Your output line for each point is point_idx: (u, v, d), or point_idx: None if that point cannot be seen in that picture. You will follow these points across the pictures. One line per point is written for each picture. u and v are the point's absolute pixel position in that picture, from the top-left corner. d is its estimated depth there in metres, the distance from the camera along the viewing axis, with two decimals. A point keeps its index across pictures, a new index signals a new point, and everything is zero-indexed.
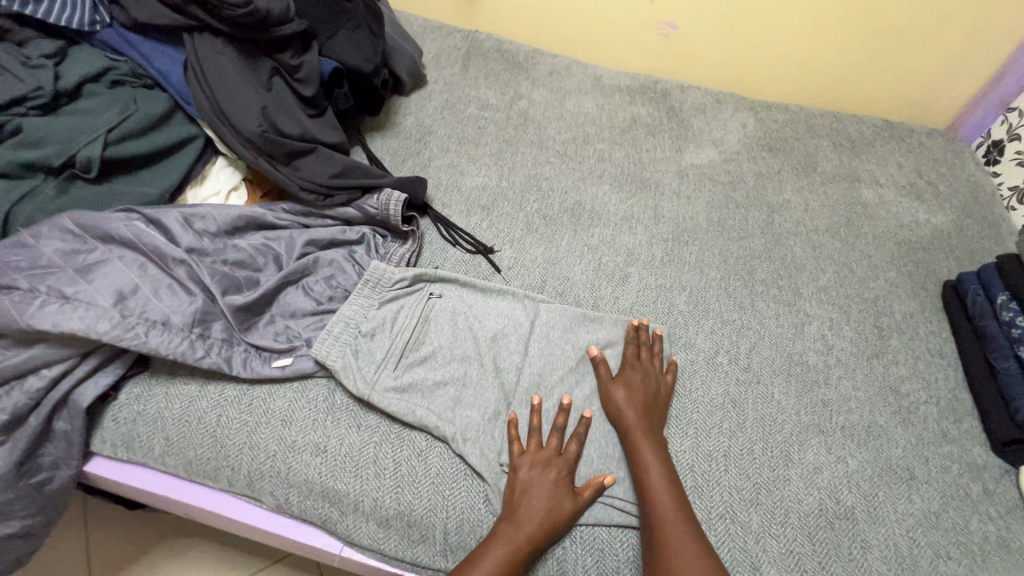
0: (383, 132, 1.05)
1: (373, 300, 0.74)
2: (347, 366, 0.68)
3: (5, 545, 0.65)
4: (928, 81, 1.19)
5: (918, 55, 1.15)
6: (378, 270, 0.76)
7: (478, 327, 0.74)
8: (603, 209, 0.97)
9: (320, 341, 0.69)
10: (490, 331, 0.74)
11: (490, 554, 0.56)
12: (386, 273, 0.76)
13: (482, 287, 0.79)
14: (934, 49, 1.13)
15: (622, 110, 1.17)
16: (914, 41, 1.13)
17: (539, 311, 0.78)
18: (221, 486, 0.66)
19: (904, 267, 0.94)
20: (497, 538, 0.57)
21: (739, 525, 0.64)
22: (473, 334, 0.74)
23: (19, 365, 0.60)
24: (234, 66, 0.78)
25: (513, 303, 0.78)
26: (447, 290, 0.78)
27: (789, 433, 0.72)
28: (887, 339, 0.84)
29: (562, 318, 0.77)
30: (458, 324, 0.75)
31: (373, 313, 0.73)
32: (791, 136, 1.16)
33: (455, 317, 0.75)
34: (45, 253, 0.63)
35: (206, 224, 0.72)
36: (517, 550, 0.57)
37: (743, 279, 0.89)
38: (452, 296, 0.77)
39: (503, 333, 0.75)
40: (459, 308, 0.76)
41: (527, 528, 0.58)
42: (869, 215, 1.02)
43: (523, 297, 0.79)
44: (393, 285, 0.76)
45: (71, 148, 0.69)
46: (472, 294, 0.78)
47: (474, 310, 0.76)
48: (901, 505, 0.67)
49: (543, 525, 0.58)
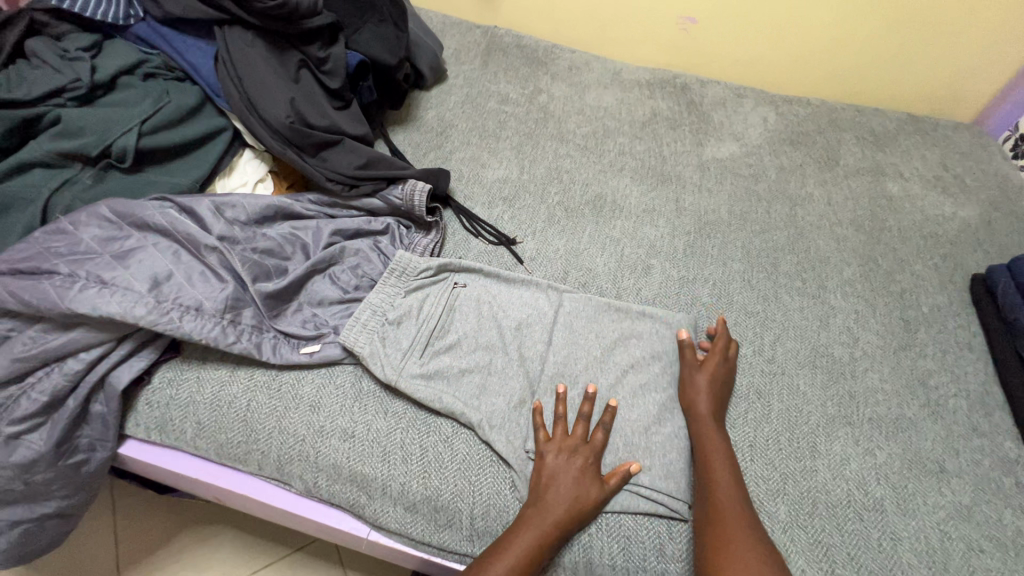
0: (405, 125, 1.06)
1: (399, 288, 0.75)
2: (374, 353, 0.69)
3: (43, 524, 0.67)
4: (955, 74, 1.17)
5: (945, 48, 1.13)
6: (404, 259, 0.77)
7: (503, 316, 0.75)
8: (625, 201, 0.97)
9: (347, 328, 0.70)
10: (515, 319, 0.75)
11: (519, 538, 0.57)
12: (412, 263, 0.76)
13: (506, 278, 0.80)
14: (962, 42, 1.11)
15: (642, 104, 1.17)
16: (941, 34, 1.11)
17: (564, 301, 0.78)
18: (251, 469, 0.67)
19: (931, 260, 0.93)
20: (525, 522, 0.58)
21: (766, 515, 0.64)
22: (498, 323, 0.74)
23: (59, 348, 0.62)
24: (264, 59, 0.80)
25: (537, 294, 0.79)
26: (472, 280, 0.79)
27: (815, 425, 0.71)
28: (915, 332, 0.83)
29: (587, 308, 0.77)
30: (483, 313, 0.75)
31: (399, 302, 0.74)
32: (814, 130, 1.15)
33: (480, 307, 0.76)
34: (83, 239, 0.64)
35: (236, 213, 0.74)
36: (545, 534, 0.57)
37: (767, 272, 0.88)
38: (476, 286, 0.78)
39: (527, 323, 0.75)
40: (484, 297, 0.77)
41: (555, 513, 0.58)
42: (894, 209, 1.01)
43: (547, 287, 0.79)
44: (419, 275, 0.76)
45: (107, 138, 0.71)
46: (496, 284, 0.79)
47: (499, 300, 0.77)
48: (931, 498, 0.66)
49: (570, 510, 0.58)
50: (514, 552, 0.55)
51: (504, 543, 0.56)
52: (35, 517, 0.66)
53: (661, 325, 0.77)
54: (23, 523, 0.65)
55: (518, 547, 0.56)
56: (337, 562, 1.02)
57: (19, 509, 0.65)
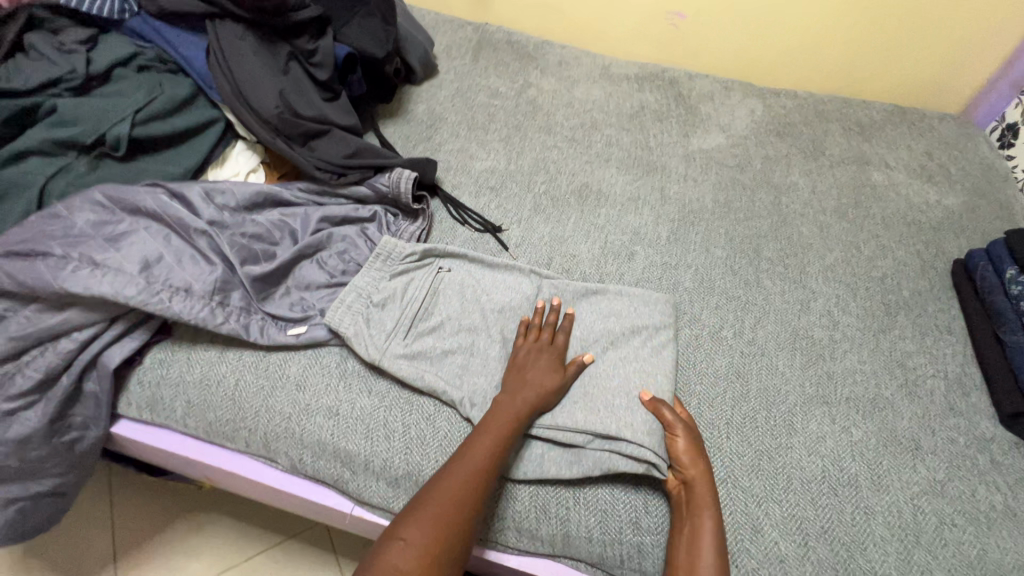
0: (396, 118, 1.08)
1: (384, 273, 0.77)
2: (358, 333, 0.71)
3: (38, 501, 0.69)
4: (939, 65, 1.19)
5: (927, 38, 1.14)
6: (390, 244, 0.79)
7: (486, 300, 0.76)
8: (610, 190, 0.99)
9: (333, 309, 0.72)
10: (498, 304, 0.76)
11: (483, 436, 0.60)
12: (397, 248, 0.79)
13: (490, 263, 0.81)
14: (944, 32, 1.13)
15: (630, 97, 1.19)
16: (923, 25, 1.12)
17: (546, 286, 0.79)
18: (239, 447, 0.69)
19: (913, 246, 0.94)
20: (488, 424, 0.61)
21: (741, 490, 0.65)
22: (482, 306, 0.76)
23: (53, 327, 0.64)
24: (254, 52, 0.82)
25: (521, 279, 0.80)
26: (456, 265, 0.81)
27: (792, 404, 0.73)
28: (894, 315, 0.84)
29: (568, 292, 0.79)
30: (467, 298, 0.77)
31: (384, 285, 0.76)
32: (800, 122, 1.16)
33: (464, 291, 0.77)
34: (77, 223, 0.66)
35: (226, 199, 0.76)
36: (506, 430, 0.61)
37: (749, 258, 0.90)
38: (460, 271, 0.80)
39: (510, 306, 0.76)
40: (468, 282, 0.78)
41: (514, 409, 0.63)
42: (878, 197, 1.02)
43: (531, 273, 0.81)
44: (404, 260, 0.78)
45: (101, 127, 0.73)
46: (481, 270, 0.80)
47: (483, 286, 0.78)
48: (906, 473, 0.67)
49: (528, 407, 0.64)
50: (482, 449, 0.59)
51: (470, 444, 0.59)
52: (30, 494, 0.68)
53: (642, 304, 0.78)
54: (19, 500, 0.67)
55: (485, 446, 0.59)
56: (328, 548, 1.04)
57: (14, 486, 0.67)
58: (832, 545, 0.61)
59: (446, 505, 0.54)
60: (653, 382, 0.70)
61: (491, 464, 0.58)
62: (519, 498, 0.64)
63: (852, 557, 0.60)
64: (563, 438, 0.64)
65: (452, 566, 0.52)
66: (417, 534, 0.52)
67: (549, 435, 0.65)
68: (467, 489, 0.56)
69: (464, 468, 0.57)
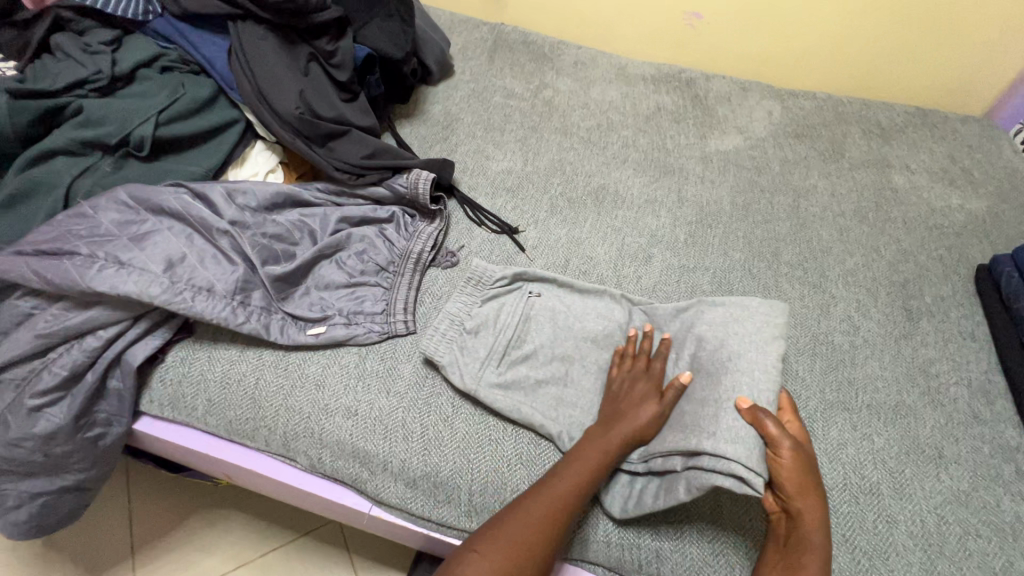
0: (412, 119, 1.08)
1: (476, 297, 0.76)
2: (453, 361, 0.70)
3: (62, 496, 0.70)
4: (961, 66, 1.16)
5: (951, 39, 1.12)
6: (481, 268, 0.77)
7: (578, 328, 0.75)
8: (627, 192, 0.98)
9: (428, 337, 0.71)
10: (591, 330, 0.75)
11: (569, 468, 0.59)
12: (488, 271, 0.77)
13: (580, 287, 0.79)
14: (967, 33, 1.11)
15: (647, 98, 1.18)
16: (948, 25, 1.10)
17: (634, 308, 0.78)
18: (259, 446, 0.70)
19: (935, 251, 0.92)
20: (580, 457, 0.60)
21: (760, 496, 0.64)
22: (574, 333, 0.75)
23: (79, 325, 0.65)
24: (274, 52, 0.83)
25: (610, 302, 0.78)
26: (546, 289, 0.79)
27: (813, 410, 0.72)
28: (917, 321, 0.83)
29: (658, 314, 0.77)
30: (559, 323, 0.76)
31: (476, 311, 0.75)
32: (819, 124, 1.15)
33: (556, 317, 0.76)
34: (102, 222, 0.67)
35: (248, 200, 0.76)
36: (600, 467, 0.60)
37: (768, 262, 0.89)
38: (550, 296, 0.78)
39: (603, 335, 0.75)
40: (562, 308, 0.77)
41: (607, 443, 0.61)
42: (899, 200, 1.01)
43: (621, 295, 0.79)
44: (495, 283, 0.77)
45: (126, 127, 0.74)
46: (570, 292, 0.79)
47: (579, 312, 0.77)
48: (929, 482, 0.66)
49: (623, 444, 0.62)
50: (567, 481, 0.58)
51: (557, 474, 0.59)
52: (54, 489, 0.69)
53: (745, 312, 0.72)
54: (43, 494, 0.69)
55: (572, 478, 0.58)
56: (341, 545, 1.05)
57: (39, 480, 0.68)
58: (854, 554, 0.60)
59: (527, 532, 0.55)
60: (756, 389, 0.63)
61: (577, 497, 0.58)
62: None
63: (874, 567, 0.60)
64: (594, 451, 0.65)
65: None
66: (489, 551, 0.53)
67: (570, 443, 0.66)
68: (552, 521, 0.56)
69: (549, 497, 0.57)
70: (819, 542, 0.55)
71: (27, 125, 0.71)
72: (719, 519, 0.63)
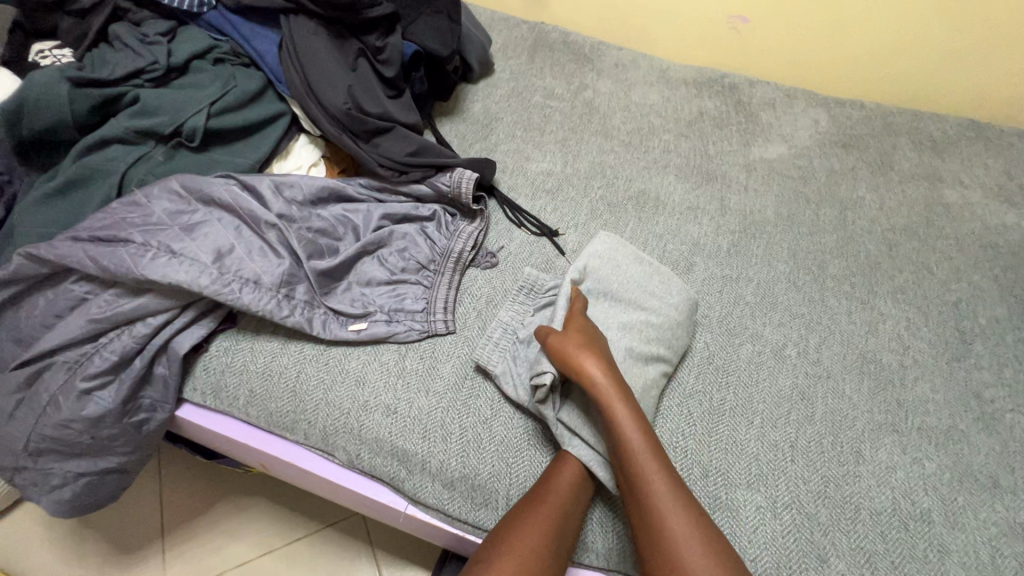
0: (453, 116, 1.08)
1: (528, 306, 0.76)
2: (507, 371, 0.69)
3: (105, 477, 0.72)
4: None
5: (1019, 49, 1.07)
6: (532, 276, 0.78)
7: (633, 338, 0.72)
8: (668, 198, 0.96)
9: (481, 345, 0.71)
10: (646, 335, 0.73)
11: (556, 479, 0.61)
12: (539, 280, 0.77)
13: (633, 296, 0.77)
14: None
15: (688, 103, 1.16)
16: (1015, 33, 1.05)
17: (669, 299, 0.77)
18: (298, 438, 0.70)
19: (990, 271, 0.89)
20: (557, 467, 0.62)
21: (806, 517, 0.63)
22: (627, 336, 0.73)
23: (130, 312, 0.66)
24: (325, 47, 0.83)
25: (647, 294, 0.77)
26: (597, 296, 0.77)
27: (861, 430, 0.70)
28: (970, 343, 0.80)
29: (687, 309, 0.77)
30: (607, 325, 0.74)
31: (529, 320, 0.74)
32: (868, 134, 1.12)
33: (603, 317, 0.74)
34: (155, 211, 0.68)
35: (294, 193, 0.77)
36: (579, 473, 0.62)
37: (813, 275, 0.87)
38: (601, 305, 0.76)
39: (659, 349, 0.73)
40: (602, 305, 0.76)
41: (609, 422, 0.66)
42: (951, 216, 0.97)
43: (652, 285, 0.78)
44: (546, 291, 0.77)
45: (179, 117, 0.75)
46: (607, 283, 0.77)
47: (622, 311, 0.76)
48: (983, 512, 0.64)
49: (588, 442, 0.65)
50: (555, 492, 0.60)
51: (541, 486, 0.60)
52: (98, 470, 0.70)
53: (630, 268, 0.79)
54: (87, 474, 0.70)
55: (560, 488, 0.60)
56: (365, 539, 1.05)
57: (84, 461, 0.69)
58: None
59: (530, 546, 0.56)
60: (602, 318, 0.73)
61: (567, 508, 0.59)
62: None
63: None
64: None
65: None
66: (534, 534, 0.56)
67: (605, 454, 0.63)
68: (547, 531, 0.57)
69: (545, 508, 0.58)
70: (640, 445, 0.59)
71: (87, 113, 0.72)
72: (764, 539, 0.61)
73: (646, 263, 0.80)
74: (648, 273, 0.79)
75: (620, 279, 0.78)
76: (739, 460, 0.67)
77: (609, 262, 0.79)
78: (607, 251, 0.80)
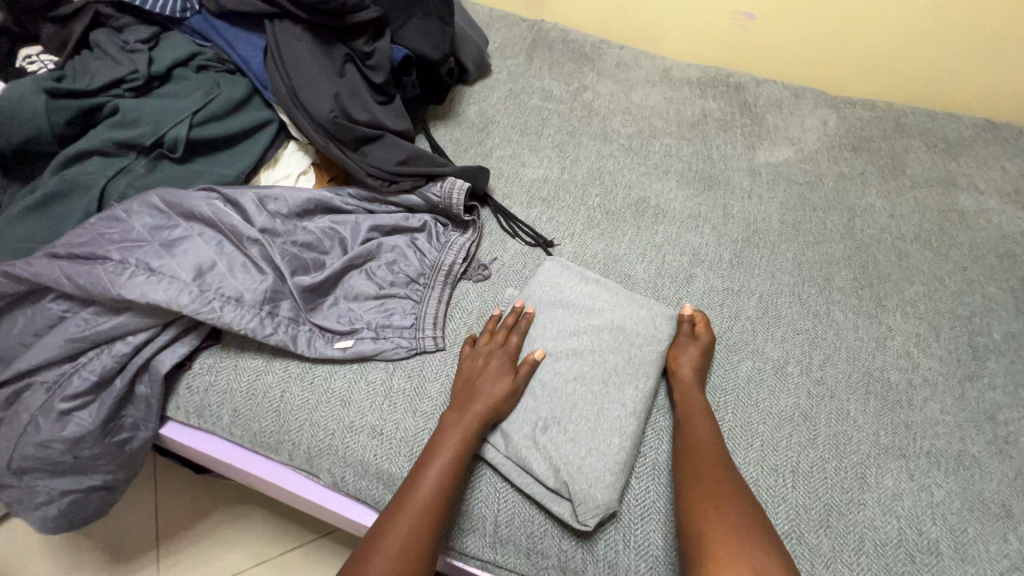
0: (447, 120, 1.05)
1: None
2: None
3: (89, 496, 0.70)
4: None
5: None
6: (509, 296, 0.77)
7: (591, 355, 0.68)
8: (669, 206, 0.93)
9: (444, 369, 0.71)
10: (603, 354, 0.68)
11: (449, 437, 0.60)
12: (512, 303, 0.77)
13: (586, 308, 0.73)
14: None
15: (691, 104, 1.12)
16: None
17: (621, 310, 0.73)
18: (282, 459, 0.69)
19: (1006, 282, 0.85)
20: (447, 429, 0.61)
21: (806, 547, 0.60)
22: (584, 360, 0.68)
23: (109, 331, 0.64)
24: (310, 53, 0.81)
25: (597, 309, 0.73)
26: (549, 316, 0.73)
27: (866, 454, 0.67)
28: (984, 360, 0.76)
29: (646, 317, 0.73)
30: (557, 353, 0.69)
31: None
32: (879, 136, 1.07)
33: (552, 345, 0.70)
34: (134, 226, 0.66)
35: (279, 205, 0.75)
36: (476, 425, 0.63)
37: (819, 287, 0.83)
38: (555, 323, 0.72)
39: (624, 363, 0.68)
40: (551, 331, 0.71)
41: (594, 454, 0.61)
42: (966, 224, 0.93)
43: (600, 298, 0.74)
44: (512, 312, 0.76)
45: (160, 129, 0.73)
46: (552, 310, 0.73)
47: (577, 325, 0.71)
48: (994, 543, 0.61)
49: (490, 403, 0.63)
50: (447, 452, 0.59)
51: (435, 447, 0.60)
52: (81, 489, 0.69)
53: (574, 282, 0.76)
54: (72, 492, 0.69)
55: (448, 451, 0.59)
56: None
57: (68, 479, 0.68)
58: None
59: (421, 512, 0.56)
60: (555, 344, 0.70)
61: (454, 472, 0.59)
62: (567, 538, 0.61)
63: None
64: (578, 497, 0.59)
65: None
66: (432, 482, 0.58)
67: (555, 489, 0.60)
68: (441, 493, 0.57)
69: (428, 476, 0.58)
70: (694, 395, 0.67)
71: (65, 125, 0.70)
72: None
73: (590, 278, 0.76)
74: (593, 289, 0.75)
75: (569, 295, 0.74)
76: None
77: (551, 288, 0.75)
78: (550, 276, 0.76)
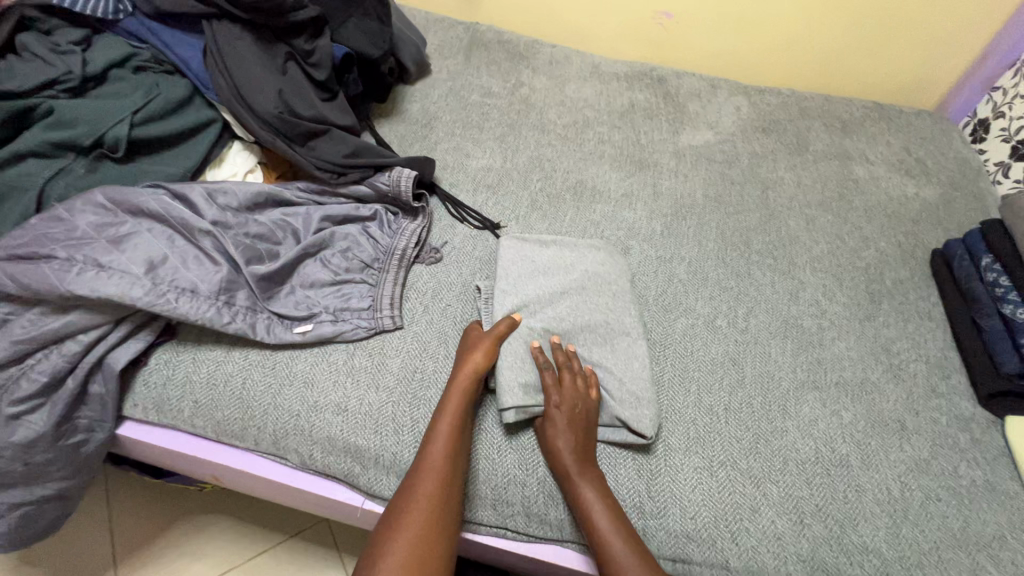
0: (390, 118, 1.09)
1: (459, 303, 0.80)
2: (440, 373, 0.73)
3: (43, 506, 0.68)
4: (933, 55, 1.21)
5: (922, 27, 1.15)
6: (465, 278, 0.84)
7: (552, 320, 0.76)
8: (604, 187, 1.01)
9: (404, 345, 0.75)
10: (564, 319, 0.76)
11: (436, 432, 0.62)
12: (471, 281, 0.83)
13: (541, 275, 0.81)
14: (936, 21, 1.14)
15: (620, 96, 1.21)
16: (918, 14, 1.13)
17: (575, 277, 0.81)
18: (248, 445, 0.70)
19: (894, 237, 0.98)
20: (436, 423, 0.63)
21: (739, 472, 0.68)
22: (549, 325, 0.75)
23: (58, 330, 0.64)
24: (251, 51, 0.82)
25: (549, 277, 0.81)
26: (509, 285, 0.79)
27: (786, 389, 0.76)
28: (879, 303, 0.87)
29: (596, 281, 0.81)
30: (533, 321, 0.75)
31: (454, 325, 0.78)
32: (785, 118, 1.20)
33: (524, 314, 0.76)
34: (79, 225, 0.66)
35: (228, 200, 0.76)
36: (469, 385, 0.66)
37: (740, 251, 0.93)
38: (516, 292, 0.78)
39: (587, 326, 0.76)
40: (517, 300, 0.77)
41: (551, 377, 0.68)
42: (861, 190, 1.06)
43: (552, 268, 0.82)
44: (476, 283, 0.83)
45: (100, 128, 0.73)
46: (513, 279, 0.80)
47: (536, 293, 0.78)
48: (893, 453, 0.71)
49: (466, 393, 0.66)
50: (436, 447, 0.61)
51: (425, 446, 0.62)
52: (33, 499, 0.67)
53: (523, 253, 0.84)
54: (22, 505, 0.67)
55: (439, 447, 0.61)
56: (331, 544, 1.05)
57: (18, 490, 0.66)
58: (827, 522, 0.64)
59: (428, 506, 0.57)
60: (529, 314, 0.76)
61: (456, 440, 0.62)
62: (529, 486, 0.66)
63: (844, 533, 0.64)
64: None
65: (443, 573, 0.55)
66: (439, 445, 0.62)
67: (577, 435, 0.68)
68: (440, 485, 0.59)
69: (433, 449, 0.61)
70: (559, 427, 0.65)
71: None
72: (702, 496, 0.65)
73: (541, 261, 0.83)
74: (544, 273, 0.81)
75: (523, 267, 0.81)
76: (677, 425, 0.71)
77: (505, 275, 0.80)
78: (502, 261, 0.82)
